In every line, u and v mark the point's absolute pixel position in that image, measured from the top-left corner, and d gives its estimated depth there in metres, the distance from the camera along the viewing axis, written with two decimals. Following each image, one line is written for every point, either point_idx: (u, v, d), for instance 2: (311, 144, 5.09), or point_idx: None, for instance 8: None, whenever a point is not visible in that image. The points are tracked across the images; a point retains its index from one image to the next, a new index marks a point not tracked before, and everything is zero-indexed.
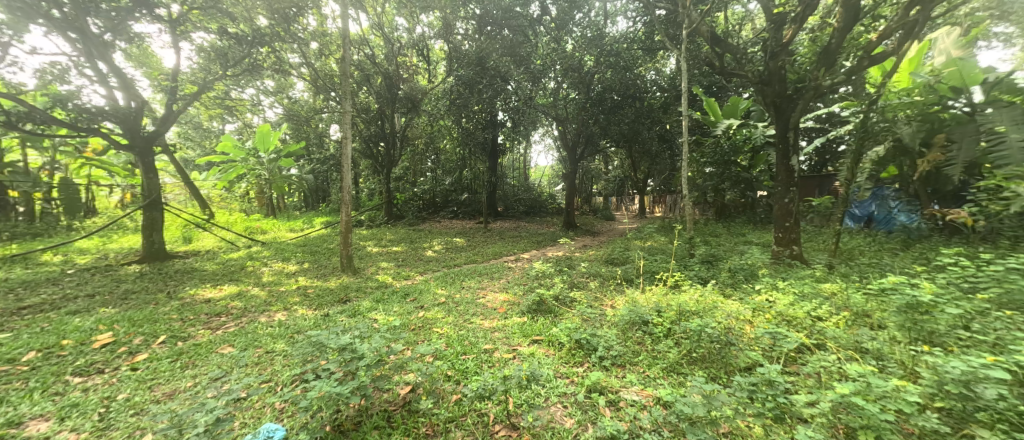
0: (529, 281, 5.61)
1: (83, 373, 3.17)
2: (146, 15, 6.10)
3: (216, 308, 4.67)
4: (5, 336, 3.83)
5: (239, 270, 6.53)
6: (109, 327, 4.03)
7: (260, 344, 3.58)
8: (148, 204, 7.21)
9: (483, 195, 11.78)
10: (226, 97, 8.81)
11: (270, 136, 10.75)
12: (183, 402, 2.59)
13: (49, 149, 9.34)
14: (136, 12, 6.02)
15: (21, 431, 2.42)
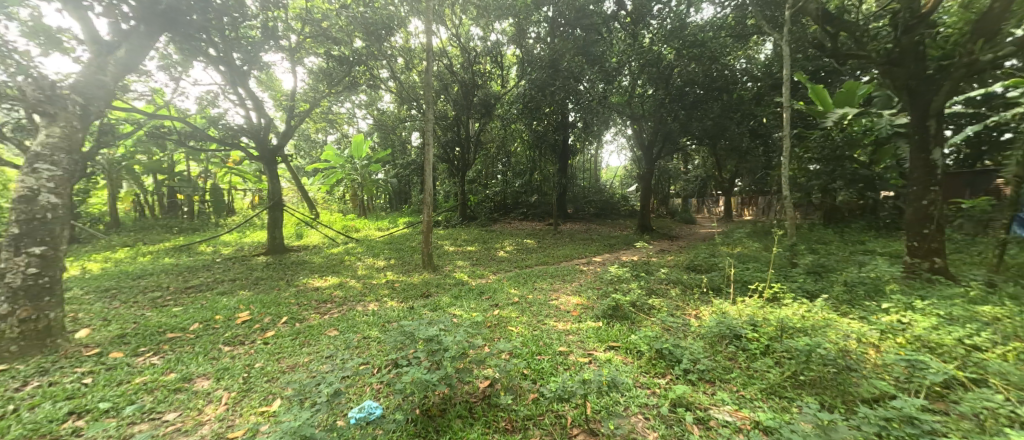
0: (603, 285, 5.44)
1: (230, 343, 3.85)
2: (273, 46, 7.22)
3: (324, 295, 5.35)
4: (179, 309, 4.83)
5: (339, 263, 7.38)
6: (247, 306, 4.85)
7: (358, 330, 4.02)
8: (272, 206, 8.49)
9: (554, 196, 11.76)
10: (329, 112, 10.00)
11: (364, 145, 11.98)
12: (302, 376, 3.01)
13: (205, 161, 11.46)
14: (267, 44, 7.15)
15: (193, 385, 3.03)
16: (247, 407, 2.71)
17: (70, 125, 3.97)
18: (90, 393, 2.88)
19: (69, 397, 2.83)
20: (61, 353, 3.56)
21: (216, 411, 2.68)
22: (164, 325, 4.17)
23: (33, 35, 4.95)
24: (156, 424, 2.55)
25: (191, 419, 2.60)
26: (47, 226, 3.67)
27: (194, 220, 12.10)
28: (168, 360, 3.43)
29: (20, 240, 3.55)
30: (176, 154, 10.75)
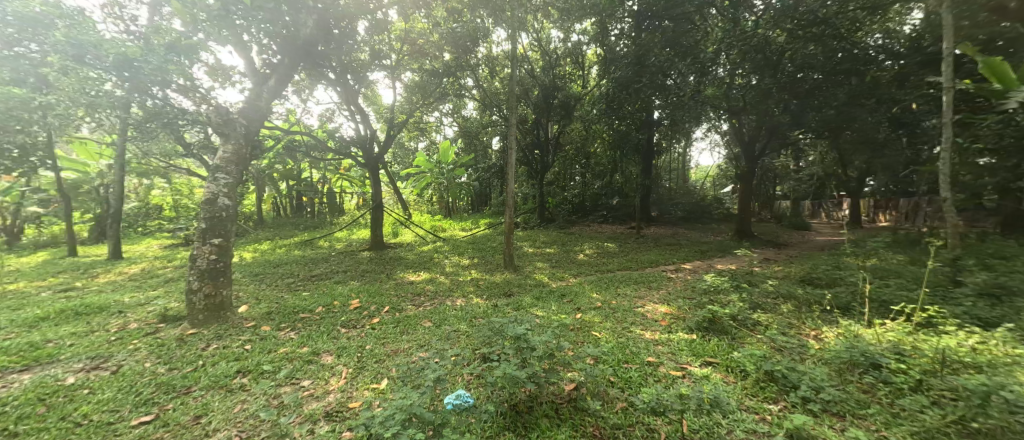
0: (696, 296, 5.00)
1: (347, 326, 4.41)
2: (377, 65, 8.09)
3: (417, 289, 5.83)
4: (306, 293, 5.70)
5: (429, 260, 7.97)
6: (357, 295, 5.51)
7: (450, 323, 4.29)
8: (374, 207, 9.51)
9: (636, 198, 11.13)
10: (421, 121, 10.85)
11: (451, 151, 12.76)
12: (404, 360, 3.34)
13: (324, 170, 13.21)
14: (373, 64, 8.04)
15: (321, 359, 3.54)
16: (361, 382, 3.07)
17: (238, 143, 4.94)
18: (250, 357, 3.55)
19: (236, 358, 3.53)
20: (229, 324, 4.45)
21: (339, 383, 3.09)
22: (296, 307, 4.94)
23: (214, 74, 6.27)
24: (295, 388, 3.04)
25: (320, 387, 3.04)
26: (221, 223, 4.61)
27: (315, 219, 14.08)
28: (302, 336, 4.06)
29: (206, 233, 4.51)
30: (303, 163, 12.61)
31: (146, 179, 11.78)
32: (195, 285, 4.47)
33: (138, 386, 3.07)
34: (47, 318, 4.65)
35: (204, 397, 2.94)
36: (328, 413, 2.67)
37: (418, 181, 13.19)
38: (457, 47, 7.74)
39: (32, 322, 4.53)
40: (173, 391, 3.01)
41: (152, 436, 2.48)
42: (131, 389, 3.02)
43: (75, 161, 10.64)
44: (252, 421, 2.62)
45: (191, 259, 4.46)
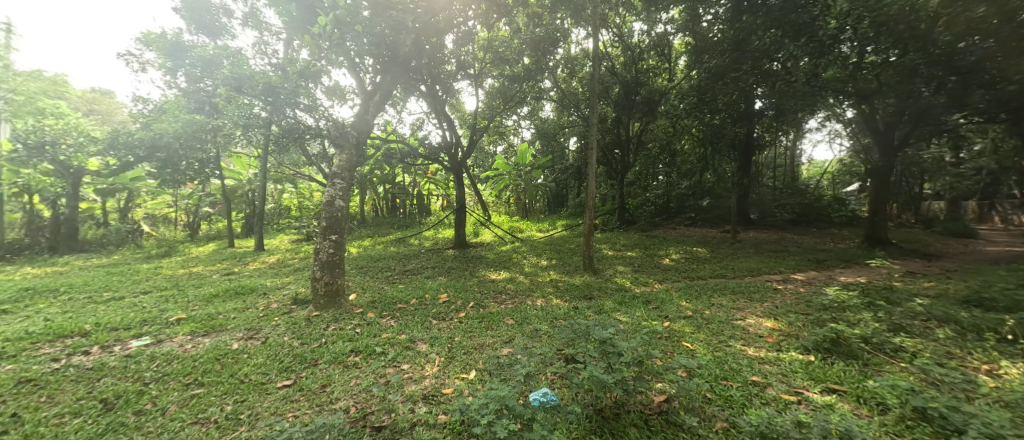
0: (813, 311, 4.32)
1: (440, 318, 4.72)
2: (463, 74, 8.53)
3: (498, 287, 6.01)
4: (400, 286, 6.25)
5: (508, 260, 8.16)
6: (445, 289, 5.88)
7: (531, 321, 4.35)
8: (458, 208, 10.05)
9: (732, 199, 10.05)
10: (500, 125, 11.19)
11: (529, 153, 12.92)
12: (491, 354, 3.48)
13: (415, 174, 14.31)
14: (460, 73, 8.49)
15: (416, 346, 3.85)
16: (453, 371, 3.28)
17: (350, 153, 5.62)
18: (360, 339, 4.03)
19: (350, 339, 4.03)
20: (343, 309, 5.10)
21: (433, 369, 3.32)
22: (394, 298, 5.45)
23: (331, 93, 7.22)
24: (397, 370, 3.35)
25: (417, 371, 3.30)
26: (337, 222, 5.30)
27: (406, 219, 15.36)
28: (400, 324, 4.47)
29: (327, 229, 5.22)
30: (397, 169, 13.83)
31: (281, 184, 14.06)
32: (318, 274, 5.21)
33: (280, 354, 3.68)
34: (215, 296, 5.81)
35: (328, 369, 3.40)
36: (425, 396, 2.89)
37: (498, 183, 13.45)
38: (537, 51, 7.62)
39: (208, 297, 5.74)
40: (305, 362, 3.54)
41: (292, 397, 2.95)
42: (276, 357, 3.63)
43: (235, 171, 12.86)
44: (365, 394, 2.96)
45: (314, 252, 5.20)
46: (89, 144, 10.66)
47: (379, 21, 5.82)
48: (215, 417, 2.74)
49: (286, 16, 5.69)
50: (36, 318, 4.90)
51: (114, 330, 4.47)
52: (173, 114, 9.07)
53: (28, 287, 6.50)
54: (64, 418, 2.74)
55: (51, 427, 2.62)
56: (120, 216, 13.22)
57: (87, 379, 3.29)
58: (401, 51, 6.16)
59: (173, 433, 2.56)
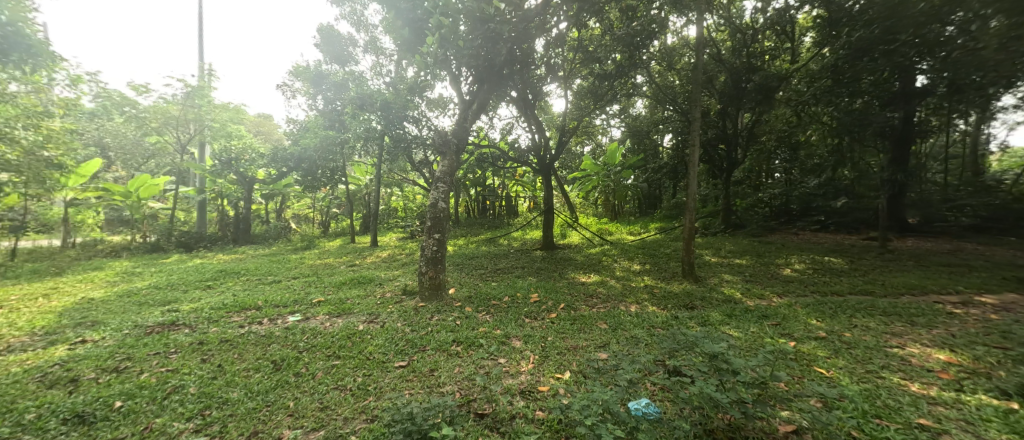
0: (1011, 347, 3.44)
1: (531, 316, 4.83)
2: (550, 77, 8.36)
3: (589, 290, 5.93)
4: (496, 284, 6.50)
5: (599, 263, 7.99)
6: (535, 289, 5.98)
7: (627, 328, 4.22)
8: (546, 210, 10.15)
9: (879, 201, 8.44)
10: (590, 125, 10.97)
11: (618, 152, 11.89)
12: (589, 359, 3.45)
13: (503, 177, 14.70)
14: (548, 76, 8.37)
15: (510, 342, 3.98)
16: (547, 369, 3.33)
17: (451, 159, 6.03)
18: (461, 330, 4.29)
19: (451, 330, 4.31)
20: (445, 302, 5.47)
21: (528, 366, 3.41)
22: (488, 294, 5.70)
23: None
24: (494, 363, 3.50)
25: (513, 366, 3.41)
26: (440, 222, 5.70)
27: (496, 220, 15.87)
28: (494, 320, 4.65)
29: (433, 229, 5.65)
30: (488, 172, 14.28)
31: (389, 188, 15.65)
32: (424, 268, 5.66)
33: (396, 338, 4.08)
34: (343, 283, 6.65)
35: (433, 355, 3.69)
36: (522, 391, 2.98)
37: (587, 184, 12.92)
38: (628, 47, 7.21)
39: (341, 283, 6.67)
40: (416, 346, 3.89)
41: (406, 377, 3.26)
42: (393, 340, 4.04)
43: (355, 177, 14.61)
44: (467, 382, 3.14)
45: (421, 248, 5.67)
46: (258, 158, 13.48)
47: (477, 33, 5.81)
48: (351, 386, 3.15)
49: (400, 40, 6.18)
50: (227, 294, 6.20)
51: (277, 306, 5.43)
52: (313, 131, 11.92)
53: (221, 269, 8.25)
54: (249, 372, 3.42)
55: (242, 378, 3.29)
56: (273, 215, 15.92)
57: (262, 343, 4.05)
58: (497, 60, 6.23)
59: (320, 395, 3.01)
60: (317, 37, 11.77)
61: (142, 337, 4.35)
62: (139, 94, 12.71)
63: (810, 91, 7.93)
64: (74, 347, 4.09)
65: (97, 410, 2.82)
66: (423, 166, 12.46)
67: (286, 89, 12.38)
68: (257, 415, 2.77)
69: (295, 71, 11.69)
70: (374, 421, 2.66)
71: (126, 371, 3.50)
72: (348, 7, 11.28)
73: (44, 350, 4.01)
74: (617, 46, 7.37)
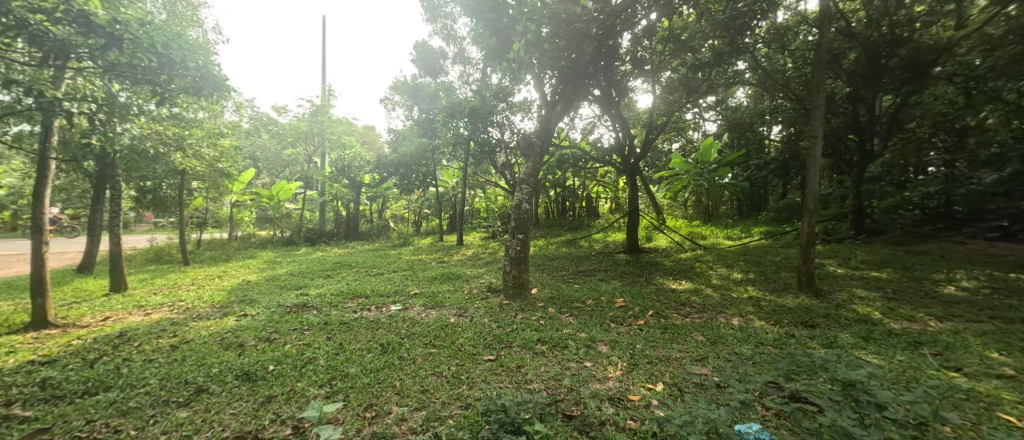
0: None
1: (616, 321, 4.67)
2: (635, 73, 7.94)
3: (681, 298, 5.50)
4: (578, 285, 6.41)
5: (691, 269, 7.39)
6: (620, 294, 5.74)
7: (728, 342, 3.84)
8: (631, 211, 9.69)
9: None
10: (681, 120, 10.21)
11: (714, 148, 10.04)
12: (686, 374, 3.20)
13: (584, 177, 14.37)
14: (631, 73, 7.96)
15: (596, 346, 3.88)
16: (637, 379, 3.18)
17: (534, 161, 6.11)
18: (545, 330, 4.31)
19: (535, 329, 4.37)
20: (528, 301, 5.55)
21: (616, 372, 3.30)
22: (571, 296, 5.65)
23: None
24: (580, 366, 3.45)
25: (601, 371, 3.33)
26: (524, 223, 5.82)
27: (579, 222, 15.66)
28: (579, 322, 4.59)
29: (518, 229, 5.78)
30: (569, 173, 14.08)
31: (474, 190, 16.42)
32: (508, 268, 5.82)
33: (484, 333, 4.27)
34: (434, 278, 7.13)
35: (518, 352, 3.76)
36: (612, 397, 2.89)
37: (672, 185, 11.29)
38: (728, 31, 6.49)
39: (434, 277, 7.20)
40: (503, 342, 4.02)
41: (495, 371, 3.38)
42: (481, 334, 4.23)
43: (444, 180, 15.56)
44: (554, 382, 3.15)
45: (505, 248, 5.84)
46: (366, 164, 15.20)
47: (561, 34, 5.70)
48: (444, 373, 3.37)
49: (486, 48, 6.38)
50: (342, 282, 7.10)
51: (382, 295, 6.06)
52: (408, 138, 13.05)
53: (337, 261, 9.48)
54: (364, 352, 3.87)
55: (358, 357, 3.72)
56: (376, 215, 17.78)
57: (372, 327, 4.55)
58: (582, 59, 6.10)
59: (421, 379, 3.27)
60: (414, 54, 12.81)
61: (283, 314, 5.19)
62: (279, 114, 15.21)
63: (984, 64, 6.30)
64: (239, 319, 5.06)
65: (256, 371, 3.46)
66: (506, 168, 12.88)
67: (387, 102, 13.79)
68: (370, 390, 3.11)
69: (395, 86, 12.90)
70: (468, 409, 2.81)
71: (275, 341, 4.21)
72: (439, 23, 12.11)
73: (220, 319, 5.04)
74: (714, 32, 6.69)
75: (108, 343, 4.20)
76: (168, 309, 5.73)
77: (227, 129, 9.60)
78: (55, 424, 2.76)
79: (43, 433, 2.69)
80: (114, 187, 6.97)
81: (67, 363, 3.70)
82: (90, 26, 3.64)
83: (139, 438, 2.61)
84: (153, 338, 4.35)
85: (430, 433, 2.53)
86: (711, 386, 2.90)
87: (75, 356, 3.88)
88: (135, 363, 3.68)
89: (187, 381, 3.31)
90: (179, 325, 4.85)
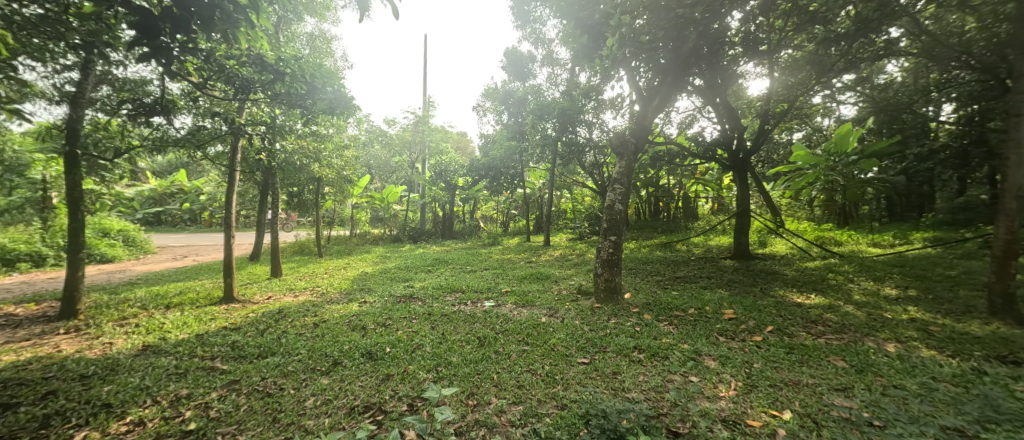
0: None
1: (726, 335, 4.20)
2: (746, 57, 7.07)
3: (811, 314, 4.71)
4: (677, 292, 5.95)
5: (823, 281, 6.28)
6: (729, 305, 5.14)
7: (881, 373, 3.19)
8: (741, 212, 8.65)
9: None
10: (807, 104, 8.76)
11: (853, 136, 8.21)
12: (828, 407, 2.72)
13: (679, 176, 13.26)
14: (742, 57, 7.08)
15: (704, 361, 3.55)
16: (756, 402, 2.83)
17: (628, 160, 5.85)
18: (642, 338, 4.09)
19: (632, 335, 4.17)
20: (621, 306, 5.34)
21: (730, 392, 2.98)
22: (670, 304, 5.25)
23: None
24: (686, 381, 3.19)
25: (710, 388, 3.04)
26: (617, 224, 5.60)
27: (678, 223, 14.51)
28: (680, 332, 4.25)
29: (610, 231, 5.60)
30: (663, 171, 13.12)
31: (561, 191, 16.34)
32: (599, 270, 5.65)
33: (577, 335, 4.21)
34: (524, 278, 7.28)
35: (614, 359, 3.63)
36: (726, 419, 2.62)
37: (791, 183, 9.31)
38: None
39: (524, 276, 7.36)
40: (597, 346, 3.92)
41: (590, 374, 3.33)
42: (574, 336, 4.19)
43: (531, 181, 15.78)
44: (656, 394, 2.97)
45: (597, 250, 5.67)
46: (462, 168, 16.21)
47: (660, 23, 5.35)
48: (539, 371, 3.42)
49: (578, 47, 6.26)
50: (441, 277, 7.69)
51: (477, 291, 6.42)
52: (499, 142, 13.58)
53: (436, 258, 10.31)
54: (463, 343, 4.13)
55: (459, 347, 3.99)
56: (469, 215, 18.81)
57: (469, 320, 4.85)
58: (685, 47, 5.55)
59: (516, 375, 3.37)
60: (504, 61, 13.23)
61: (393, 303, 5.83)
62: (389, 126, 17.09)
63: None
64: (361, 305, 5.85)
65: (376, 352, 3.94)
66: (595, 168, 12.56)
67: (479, 109, 14.48)
68: (472, 379, 3.31)
69: (487, 93, 13.46)
70: (565, 410, 2.81)
71: (390, 326, 4.75)
72: (529, 28, 12.31)
73: (346, 304, 5.86)
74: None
75: (271, 318, 5.21)
76: (310, 293, 6.91)
77: (349, 142, 11.13)
78: (242, 378, 3.51)
79: (235, 383, 3.43)
80: (273, 192, 8.61)
81: (246, 330, 4.69)
82: (265, 65, 4.59)
83: (296, 396, 3.17)
84: (301, 316, 5.27)
85: (529, 429, 2.60)
86: (862, 423, 2.43)
87: (251, 325, 4.90)
88: (290, 335, 4.49)
89: (327, 354, 3.93)
90: (318, 306, 5.78)
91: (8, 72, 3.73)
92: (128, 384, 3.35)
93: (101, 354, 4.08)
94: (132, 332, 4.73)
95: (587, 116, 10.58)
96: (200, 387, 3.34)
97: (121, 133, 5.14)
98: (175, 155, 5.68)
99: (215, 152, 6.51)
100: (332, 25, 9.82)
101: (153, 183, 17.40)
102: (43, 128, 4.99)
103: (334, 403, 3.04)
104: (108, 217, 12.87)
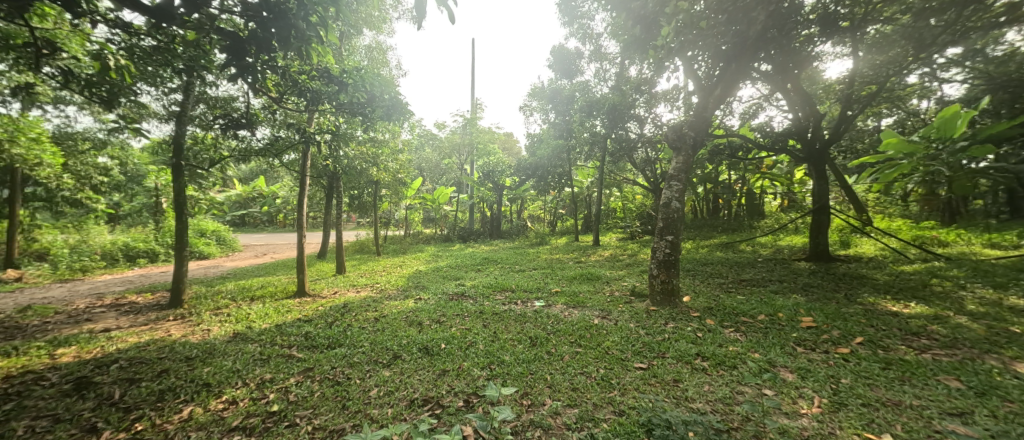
0: None
1: (803, 345, 3.82)
2: (824, 37, 6.34)
3: (911, 326, 4.12)
4: (742, 297, 5.49)
5: (925, 287, 5.48)
6: (807, 312, 4.66)
7: (1006, 398, 2.71)
8: (819, 209, 7.83)
9: None
10: (901, 85, 7.70)
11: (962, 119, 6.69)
12: (941, 434, 2.37)
13: (742, 170, 12.29)
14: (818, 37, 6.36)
15: (780, 373, 3.26)
16: (847, 422, 2.54)
17: (686, 155, 5.52)
18: (705, 344, 3.85)
19: (692, 341, 3.94)
20: (679, 310, 5.06)
21: (814, 409, 2.70)
22: (735, 309, 4.88)
23: None
24: (759, 393, 2.95)
25: (789, 404, 2.77)
26: (673, 223, 5.32)
27: (742, 222, 13.47)
28: (750, 340, 3.93)
29: (664, 230, 5.35)
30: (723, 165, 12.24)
31: (611, 189, 15.88)
32: (655, 271, 5.40)
33: (632, 339, 4.06)
34: (574, 278, 7.17)
35: (675, 365, 3.45)
36: (809, 438, 2.39)
37: (879, 175, 7.92)
38: None
39: (575, 277, 7.24)
40: (654, 351, 3.76)
41: (648, 380, 3.19)
42: (629, 340, 4.04)
43: (580, 180, 15.53)
44: (724, 406, 2.79)
45: (652, 251, 5.42)
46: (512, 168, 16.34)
47: (724, 8, 5.03)
48: (592, 374, 3.35)
49: (630, 39, 6.00)
50: (490, 277, 7.79)
51: (527, 290, 6.41)
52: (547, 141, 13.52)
53: (484, 257, 10.48)
54: (515, 342, 4.15)
55: (511, 346, 4.03)
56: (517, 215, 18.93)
57: (520, 319, 4.88)
58: (751, 31, 5.05)
59: (570, 377, 3.32)
60: (551, 59, 13.10)
61: (446, 300, 6.04)
62: (440, 129, 17.62)
63: None
64: (416, 301, 6.13)
65: (432, 347, 4.09)
66: (647, 165, 12.05)
67: (526, 109, 14.48)
68: (525, 379, 3.32)
69: (533, 92, 13.40)
70: (623, 416, 2.73)
71: (444, 323, 4.92)
72: (576, 25, 12.10)
73: (403, 300, 6.16)
74: None
75: (337, 311, 5.62)
76: (370, 288, 7.41)
77: (404, 146, 11.63)
78: (314, 366, 3.81)
79: (309, 371, 3.74)
80: (337, 194, 9.26)
81: (317, 323, 5.09)
82: (331, 76, 4.94)
83: (361, 386, 3.39)
84: (362, 310, 5.62)
85: (586, 433, 2.55)
86: None
87: (319, 318, 5.32)
88: (354, 328, 4.81)
89: (387, 347, 4.16)
90: (377, 302, 6.14)
91: (131, 96, 4.40)
92: (223, 366, 3.79)
93: (200, 339, 4.65)
94: (224, 321, 5.34)
95: (638, 111, 10.27)
96: (281, 372, 3.70)
97: (214, 146, 5.83)
98: (257, 164, 6.31)
99: (289, 160, 7.16)
100: (388, 36, 10.36)
101: (239, 189, 19.45)
102: (156, 144, 5.79)
103: (396, 395, 3.20)
104: (204, 219, 14.66)
